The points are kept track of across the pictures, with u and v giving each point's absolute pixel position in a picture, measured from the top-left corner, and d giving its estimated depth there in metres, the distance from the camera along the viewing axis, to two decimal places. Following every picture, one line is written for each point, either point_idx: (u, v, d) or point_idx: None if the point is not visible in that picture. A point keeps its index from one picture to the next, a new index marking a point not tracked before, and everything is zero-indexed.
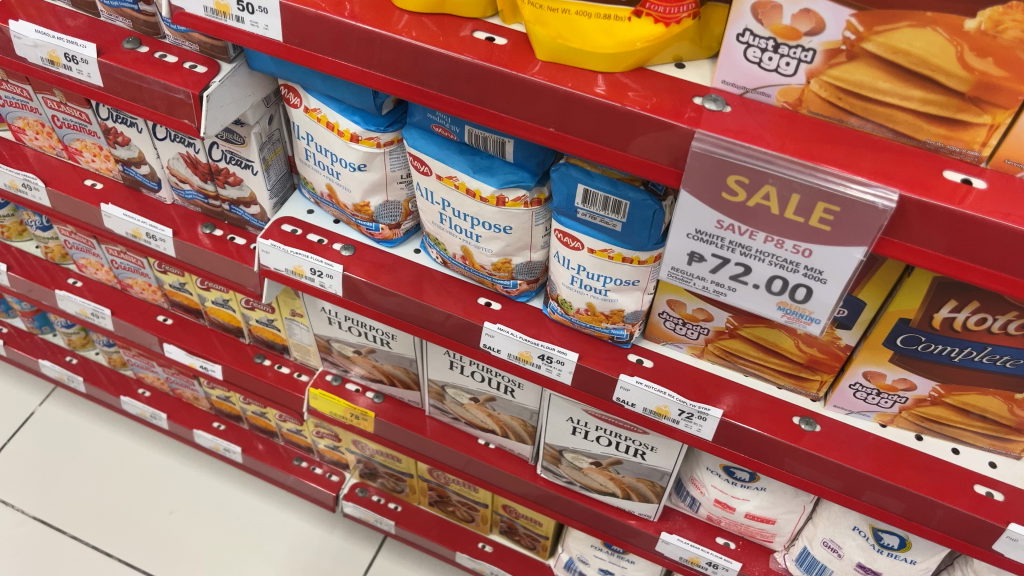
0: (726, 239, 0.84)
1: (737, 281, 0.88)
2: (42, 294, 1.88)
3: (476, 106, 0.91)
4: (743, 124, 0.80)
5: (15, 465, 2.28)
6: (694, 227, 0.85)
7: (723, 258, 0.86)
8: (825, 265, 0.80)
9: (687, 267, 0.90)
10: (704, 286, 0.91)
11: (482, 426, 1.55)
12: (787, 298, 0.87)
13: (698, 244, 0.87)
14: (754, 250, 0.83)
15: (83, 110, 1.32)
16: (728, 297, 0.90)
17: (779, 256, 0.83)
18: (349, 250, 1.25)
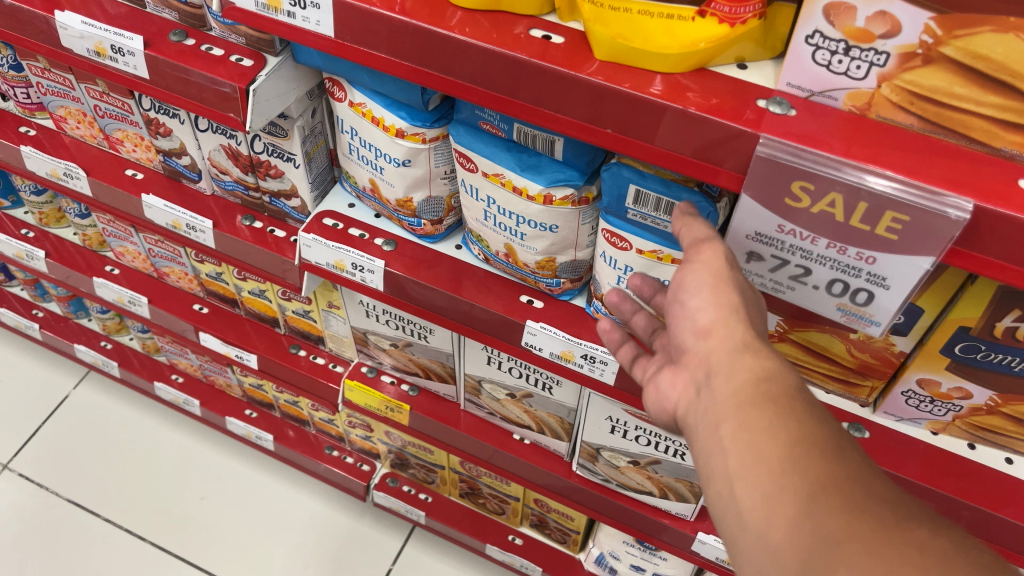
0: (786, 242, 0.82)
1: (796, 281, 0.86)
2: (79, 280, 1.89)
3: (510, 100, 0.90)
4: (808, 129, 0.78)
5: (50, 448, 2.30)
6: (753, 229, 0.83)
7: (783, 260, 0.85)
8: (890, 272, 0.78)
9: (745, 265, 0.88)
10: (762, 283, 0.89)
11: (518, 422, 1.54)
12: (847, 301, 0.85)
13: (757, 245, 0.85)
14: (815, 254, 0.81)
15: (126, 100, 1.32)
16: (787, 295, 0.88)
17: (841, 261, 0.80)
18: (390, 245, 1.25)
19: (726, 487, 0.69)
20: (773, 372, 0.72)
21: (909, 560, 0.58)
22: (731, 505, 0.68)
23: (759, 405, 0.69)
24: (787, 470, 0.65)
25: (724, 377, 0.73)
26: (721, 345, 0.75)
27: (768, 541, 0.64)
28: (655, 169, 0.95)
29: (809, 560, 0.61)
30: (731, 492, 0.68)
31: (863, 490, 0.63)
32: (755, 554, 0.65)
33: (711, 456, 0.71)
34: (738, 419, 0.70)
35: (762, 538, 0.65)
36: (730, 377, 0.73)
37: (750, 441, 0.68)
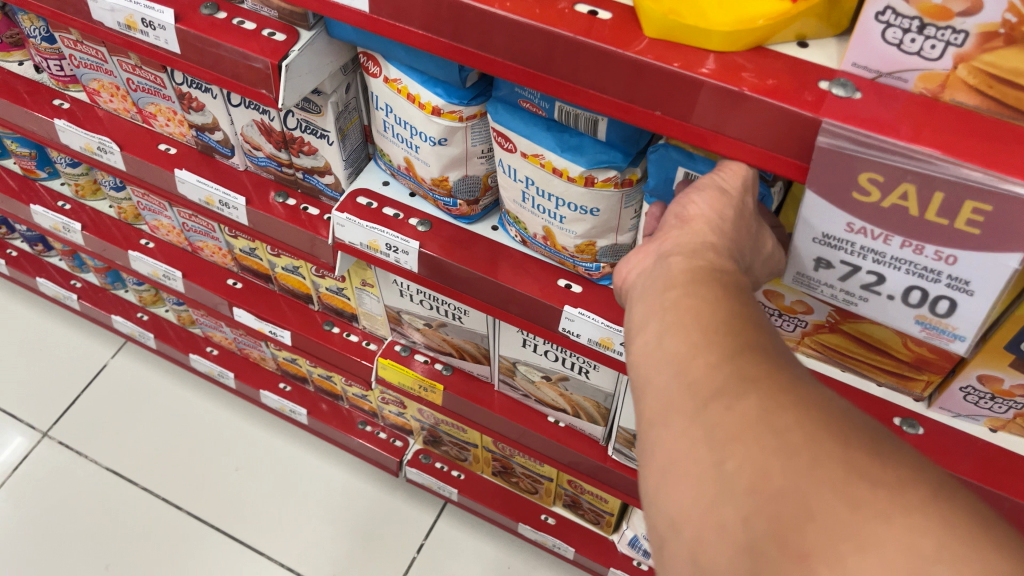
0: (856, 244, 0.79)
1: (868, 291, 0.82)
2: (115, 254, 1.89)
3: (544, 75, 0.85)
4: (875, 113, 0.72)
5: (88, 417, 2.33)
6: (821, 230, 0.80)
7: (854, 265, 0.81)
8: (972, 275, 0.74)
9: (813, 273, 0.85)
10: (832, 294, 0.86)
11: (553, 404, 1.51)
12: (926, 311, 0.81)
13: (826, 249, 0.81)
14: (889, 256, 0.77)
15: (158, 74, 1.29)
16: (859, 308, 0.85)
17: (919, 263, 0.76)
18: (425, 226, 1.21)
19: (655, 338, 0.67)
20: (730, 271, 0.71)
21: (810, 403, 0.57)
22: (655, 355, 0.66)
23: (708, 284, 0.68)
24: (719, 331, 0.63)
25: (684, 256, 0.72)
26: (692, 235, 0.74)
27: (687, 376, 0.62)
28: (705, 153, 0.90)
29: (719, 393, 0.59)
30: (659, 343, 0.66)
31: (786, 359, 0.62)
32: (666, 391, 0.63)
33: (649, 318, 0.69)
34: (685, 290, 0.68)
35: (682, 374, 0.63)
36: (689, 257, 0.71)
37: (691, 306, 0.66)
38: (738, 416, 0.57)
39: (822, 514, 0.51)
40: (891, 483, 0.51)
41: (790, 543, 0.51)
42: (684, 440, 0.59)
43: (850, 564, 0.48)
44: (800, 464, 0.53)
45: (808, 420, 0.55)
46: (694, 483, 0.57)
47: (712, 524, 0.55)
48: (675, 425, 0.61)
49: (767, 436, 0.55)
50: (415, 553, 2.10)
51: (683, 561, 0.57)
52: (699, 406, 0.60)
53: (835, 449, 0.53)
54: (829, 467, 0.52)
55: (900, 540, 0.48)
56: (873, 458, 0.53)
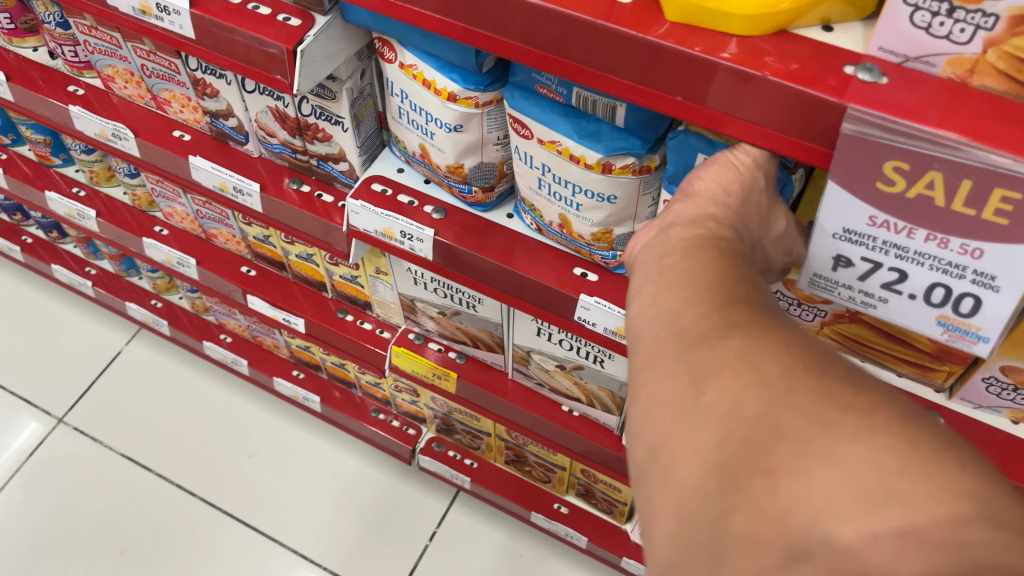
0: (878, 239, 0.77)
1: (889, 289, 0.81)
2: (130, 240, 1.89)
3: (557, 58, 0.85)
4: (901, 98, 0.71)
5: (103, 403, 2.34)
6: (842, 226, 0.78)
7: (875, 262, 0.79)
8: (999, 270, 0.72)
9: (832, 272, 0.83)
10: (852, 295, 0.84)
11: (567, 393, 1.50)
12: (948, 311, 0.79)
13: (846, 245, 0.79)
14: (912, 251, 0.75)
15: (173, 60, 1.29)
16: (880, 309, 0.83)
17: (942, 258, 0.74)
18: (440, 213, 1.21)
19: (650, 298, 0.69)
20: (725, 234, 0.72)
21: (792, 344, 0.58)
22: (649, 310, 0.68)
23: (702, 246, 0.70)
24: (710, 285, 0.65)
25: (682, 226, 0.74)
26: (692, 204, 0.76)
27: (676, 325, 0.64)
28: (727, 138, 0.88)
29: (704, 337, 0.61)
30: (652, 300, 0.68)
31: (775, 311, 0.63)
32: (656, 340, 0.65)
33: (646, 279, 0.71)
34: (681, 253, 0.70)
35: (671, 324, 0.65)
36: (687, 223, 0.74)
37: (685, 265, 0.68)
38: (721, 354, 0.59)
39: (792, 433, 0.52)
40: (862, 408, 0.53)
41: (758, 459, 0.53)
42: (668, 379, 0.61)
43: (814, 476, 0.50)
44: (776, 393, 0.55)
45: (787, 355, 0.57)
46: (674, 416, 0.59)
47: (687, 448, 0.57)
48: (661, 368, 0.63)
49: (747, 368, 0.57)
50: (428, 541, 2.10)
51: (662, 490, 0.58)
52: (686, 348, 0.62)
53: (811, 380, 0.55)
54: (802, 395, 0.54)
55: (866, 456, 0.50)
56: (847, 387, 0.54)
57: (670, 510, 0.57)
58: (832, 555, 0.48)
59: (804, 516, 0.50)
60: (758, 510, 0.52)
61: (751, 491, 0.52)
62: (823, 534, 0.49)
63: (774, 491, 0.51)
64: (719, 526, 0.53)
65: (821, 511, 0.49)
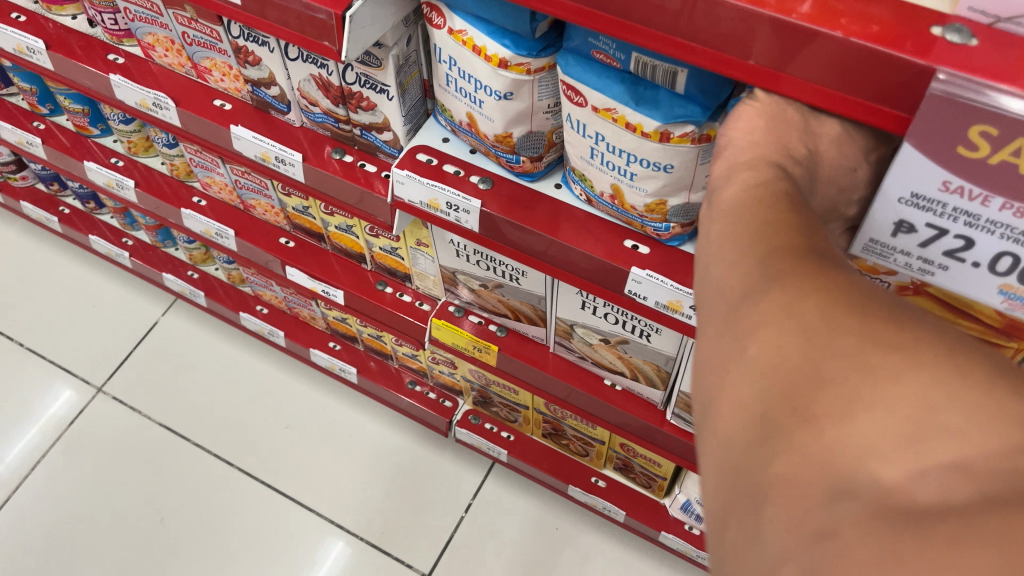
0: (948, 205, 0.72)
1: (952, 257, 0.77)
2: (168, 211, 1.89)
3: (596, 12, 0.84)
4: (992, 62, 0.67)
5: (141, 373, 2.36)
6: (910, 190, 0.73)
7: (940, 229, 0.75)
8: None
9: (891, 238, 0.79)
10: (908, 261, 0.80)
11: (610, 367, 1.48)
12: (1012, 281, 0.76)
13: (911, 210, 0.75)
14: (983, 219, 0.72)
15: (215, 27, 1.27)
16: (937, 277, 0.80)
17: (1016, 227, 0.71)
18: (487, 183, 1.18)
19: (705, 267, 0.67)
20: (770, 179, 0.69)
21: (836, 285, 0.56)
22: (704, 279, 0.67)
23: (744, 199, 0.68)
24: (753, 239, 0.63)
25: (728, 185, 0.72)
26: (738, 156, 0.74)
27: (724, 287, 0.62)
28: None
29: (747, 291, 0.59)
30: (706, 270, 0.67)
31: (823, 256, 0.60)
32: (708, 305, 0.64)
33: (700, 249, 0.70)
34: (724, 213, 0.69)
35: (720, 287, 0.63)
36: (733, 182, 0.71)
37: (730, 223, 0.66)
38: (762, 305, 0.57)
39: (835, 380, 0.50)
40: (907, 347, 0.50)
41: (801, 406, 0.50)
42: (715, 340, 0.60)
43: (859, 421, 0.48)
44: (818, 342, 0.52)
45: (830, 302, 0.54)
46: (720, 374, 0.57)
47: (731, 403, 0.55)
48: (710, 330, 0.61)
49: (786, 319, 0.55)
50: (463, 513, 2.11)
51: (710, 450, 0.56)
52: (732, 306, 0.60)
53: (853, 323, 0.52)
54: (845, 338, 0.52)
55: (917, 395, 0.48)
56: (890, 326, 0.52)
57: (718, 464, 0.55)
58: (881, 497, 0.46)
59: (847, 458, 0.47)
60: (800, 455, 0.49)
61: (795, 438, 0.50)
62: (870, 475, 0.47)
63: (818, 435, 0.49)
64: (760, 473, 0.51)
65: (868, 455, 0.47)
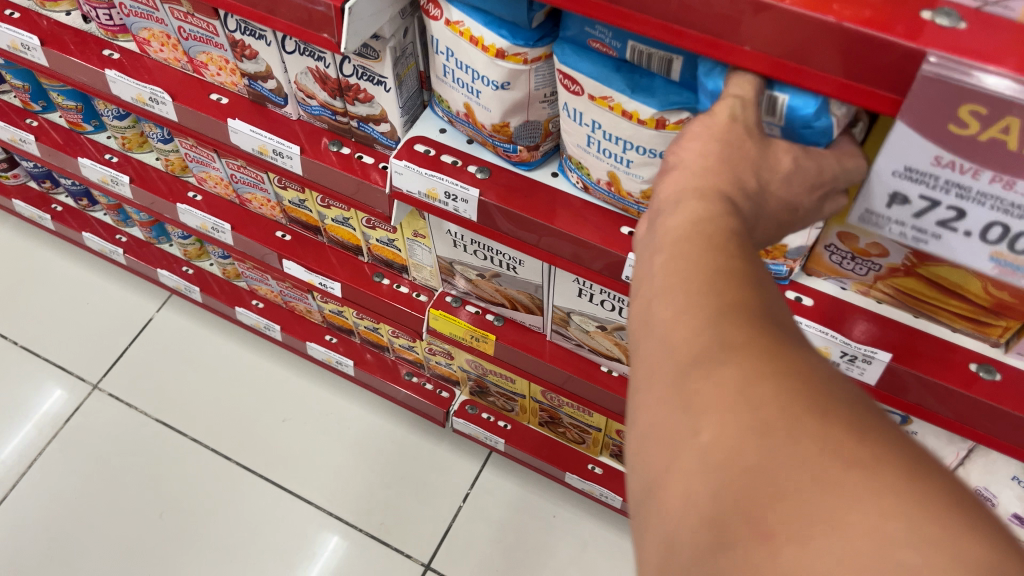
0: (940, 177, 0.75)
1: (944, 227, 0.80)
2: (164, 206, 1.89)
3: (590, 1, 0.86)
4: (981, 44, 0.69)
5: (136, 369, 2.37)
6: (903, 163, 0.76)
7: (933, 201, 0.78)
8: None
9: (885, 209, 0.82)
10: (902, 231, 0.83)
11: (607, 354, 1.50)
12: (1003, 249, 0.79)
13: (904, 183, 0.78)
14: (974, 191, 0.74)
15: (211, 21, 1.28)
16: (929, 246, 0.83)
17: (1006, 199, 0.73)
18: (484, 173, 1.20)
19: (647, 306, 0.63)
20: (720, 217, 0.64)
21: (798, 378, 0.53)
22: (645, 320, 0.63)
23: (691, 234, 0.63)
24: (704, 291, 0.59)
25: (673, 213, 0.67)
26: (687, 179, 0.69)
27: (670, 344, 0.59)
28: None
29: (699, 362, 0.56)
30: (648, 310, 0.63)
31: (777, 329, 0.57)
32: (651, 359, 0.60)
33: (641, 284, 0.66)
34: (670, 251, 0.64)
35: (666, 342, 0.59)
36: (680, 209, 0.66)
37: (675, 263, 0.62)
38: (716, 386, 0.54)
39: (792, 494, 0.47)
40: (869, 465, 0.47)
41: (758, 517, 0.48)
42: (659, 412, 0.57)
43: (813, 544, 0.45)
44: (776, 446, 0.49)
45: (789, 394, 0.52)
46: (668, 454, 0.54)
47: (680, 492, 0.52)
48: (655, 397, 0.58)
49: (744, 413, 0.52)
50: (461, 502, 2.13)
51: (655, 533, 0.54)
52: (681, 375, 0.56)
53: (815, 429, 0.49)
54: (806, 446, 0.49)
55: (874, 524, 0.44)
56: (852, 438, 0.49)
57: (663, 552, 0.53)
58: None
59: None
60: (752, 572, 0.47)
61: (748, 552, 0.47)
62: None
63: (771, 553, 0.46)
64: None
65: None
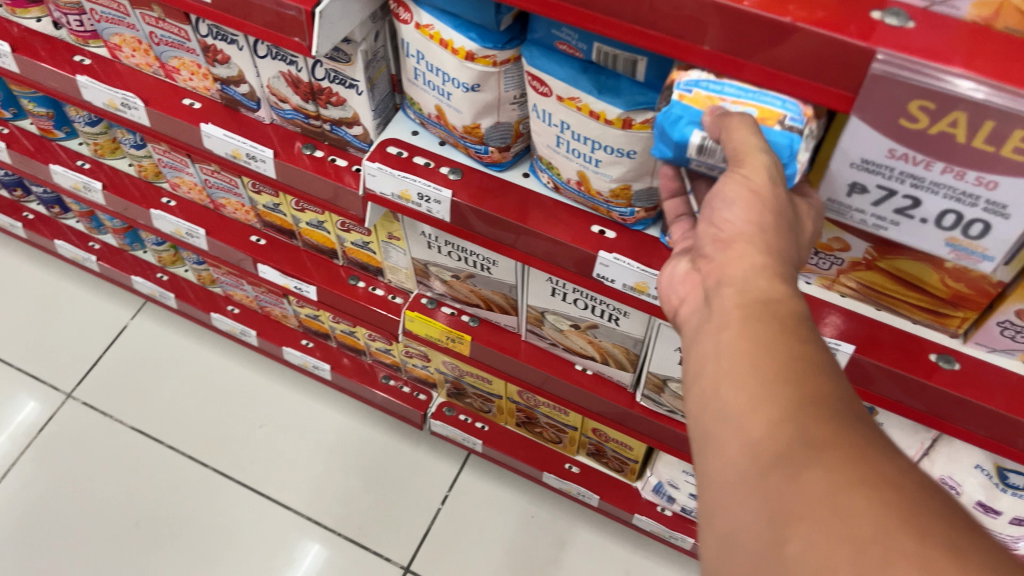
0: (895, 169, 0.78)
1: (902, 215, 0.83)
2: (137, 213, 1.88)
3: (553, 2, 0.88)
4: (928, 42, 0.72)
5: (112, 377, 2.35)
6: (860, 156, 0.79)
7: (890, 190, 0.81)
8: (1011, 200, 0.75)
9: (846, 199, 0.84)
10: (863, 219, 0.86)
11: (581, 352, 1.52)
12: (958, 235, 0.81)
13: (862, 174, 0.81)
14: (927, 181, 0.77)
15: (182, 26, 1.28)
16: (890, 232, 0.85)
17: (957, 188, 0.77)
18: (456, 174, 1.21)
19: (720, 394, 0.68)
20: (789, 304, 0.70)
21: (886, 486, 0.57)
22: (718, 409, 0.68)
23: (763, 323, 0.69)
24: (782, 380, 0.65)
25: (735, 289, 0.73)
26: (742, 257, 0.73)
27: (752, 438, 0.64)
28: (729, 102, 0.80)
29: (785, 463, 0.61)
30: (722, 399, 0.68)
31: (860, 427, 0.61)
32: (732, 451, 0.65)
33: (708, 366, 0.71)
34: (739, 339, 0.69)
35: (747, 437, 0.64)
36: (740, 290, 0.72)
37: (747, 347, 0.68)
38: (805, 490, 0.58)
39: None
40: None
41: None
42: (743, 501, 0.62)
43: None
44: (868, 558, 0.53)
45: (877, 497, 0.56)
46: (757, 558, 0.58)
47: None
48: (740, 487, 0.63)
49: (835, 522, 0.56)
50: (440, 505, 2.14)
51: None
52: (766, 474, 0.61)
53: (911, 544, 0.53)
54: (900, 561, 0.52)
55: None
56: (949, 556, 0.52)
57: None
58: None
59: None
60: None
61: None
62: None
63: None
64: None
65: None
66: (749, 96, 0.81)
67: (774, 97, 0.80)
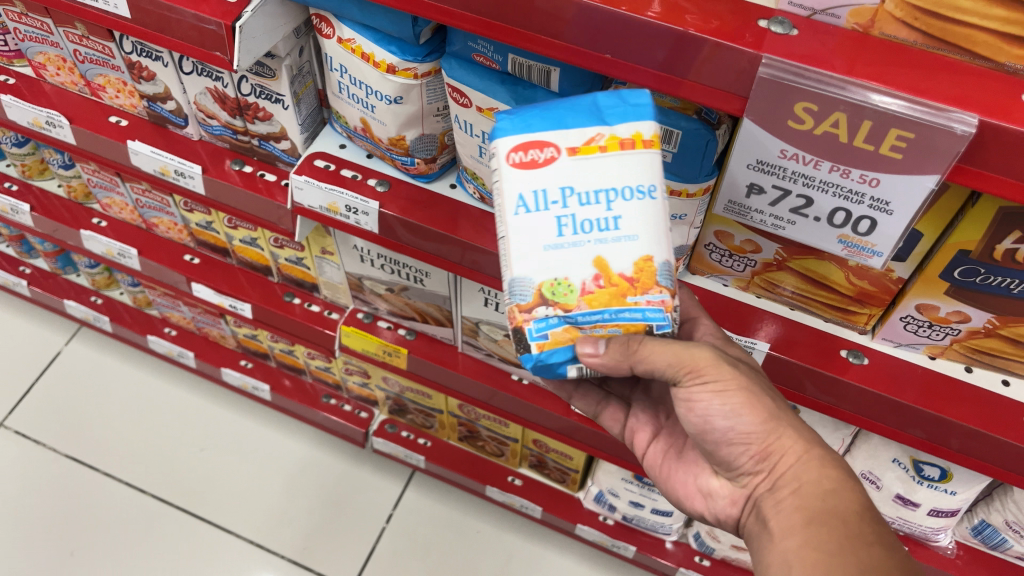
0: (788, 169, 0.83)
1: (797, 214, 0.88)
2: (67, 234, 1.86)
3: (456, 12, 0.90)
4: (810, 48, 0.77)
5: (45, 404, 2.30)
6: (755, 157, 0.84)
7: (784, 190, 0.86)
8: (892, 197, 0.80)
9: (745, 199, 0.90)
10: (763, 219, 0.91)
11: (516, 361, 1.54)
12: (848, 231, 0.87)
13: (758, 175, 0.86)
14: (817, 180, 0.83)
15: (107, 43, 1.28)
16: (787, 229, 0.91)
17: (844, 186, 0.82)
18: (383, 186, 1.23)
19: None
20: (842, 502, 0.87)
21: None
22: None
23: (825, 526, 0.85)
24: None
25: (791, 491, 0.90)
26: (786, 460, 0.91)
27: None
28: (591, 330, 0.86)
29: None
30: None
31: None
32: None
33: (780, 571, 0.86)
34: (807, 544, 0.85)
35: None
36: (796, 491, 0.90)
37: (813, 552, 0.84)
38: None
39: None
40: None
41: None
42: None
43: None
44: None
45: None
46: None
47: None
48: None
49: None
50: (384, 523, 2.12)
51: None
52: None
53: None
54: None
55: None
56: None
57: None
58: None
59: None
60: None
61: None
62: None
63: None
64: None
65: None
66: (609, 315, 0.85)
67: (632, 311, 0.85)
